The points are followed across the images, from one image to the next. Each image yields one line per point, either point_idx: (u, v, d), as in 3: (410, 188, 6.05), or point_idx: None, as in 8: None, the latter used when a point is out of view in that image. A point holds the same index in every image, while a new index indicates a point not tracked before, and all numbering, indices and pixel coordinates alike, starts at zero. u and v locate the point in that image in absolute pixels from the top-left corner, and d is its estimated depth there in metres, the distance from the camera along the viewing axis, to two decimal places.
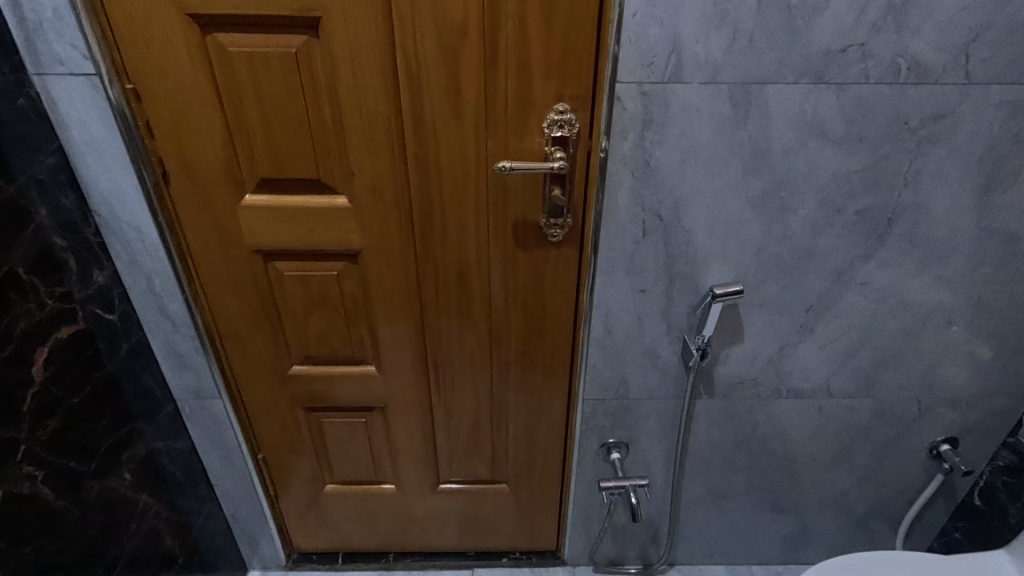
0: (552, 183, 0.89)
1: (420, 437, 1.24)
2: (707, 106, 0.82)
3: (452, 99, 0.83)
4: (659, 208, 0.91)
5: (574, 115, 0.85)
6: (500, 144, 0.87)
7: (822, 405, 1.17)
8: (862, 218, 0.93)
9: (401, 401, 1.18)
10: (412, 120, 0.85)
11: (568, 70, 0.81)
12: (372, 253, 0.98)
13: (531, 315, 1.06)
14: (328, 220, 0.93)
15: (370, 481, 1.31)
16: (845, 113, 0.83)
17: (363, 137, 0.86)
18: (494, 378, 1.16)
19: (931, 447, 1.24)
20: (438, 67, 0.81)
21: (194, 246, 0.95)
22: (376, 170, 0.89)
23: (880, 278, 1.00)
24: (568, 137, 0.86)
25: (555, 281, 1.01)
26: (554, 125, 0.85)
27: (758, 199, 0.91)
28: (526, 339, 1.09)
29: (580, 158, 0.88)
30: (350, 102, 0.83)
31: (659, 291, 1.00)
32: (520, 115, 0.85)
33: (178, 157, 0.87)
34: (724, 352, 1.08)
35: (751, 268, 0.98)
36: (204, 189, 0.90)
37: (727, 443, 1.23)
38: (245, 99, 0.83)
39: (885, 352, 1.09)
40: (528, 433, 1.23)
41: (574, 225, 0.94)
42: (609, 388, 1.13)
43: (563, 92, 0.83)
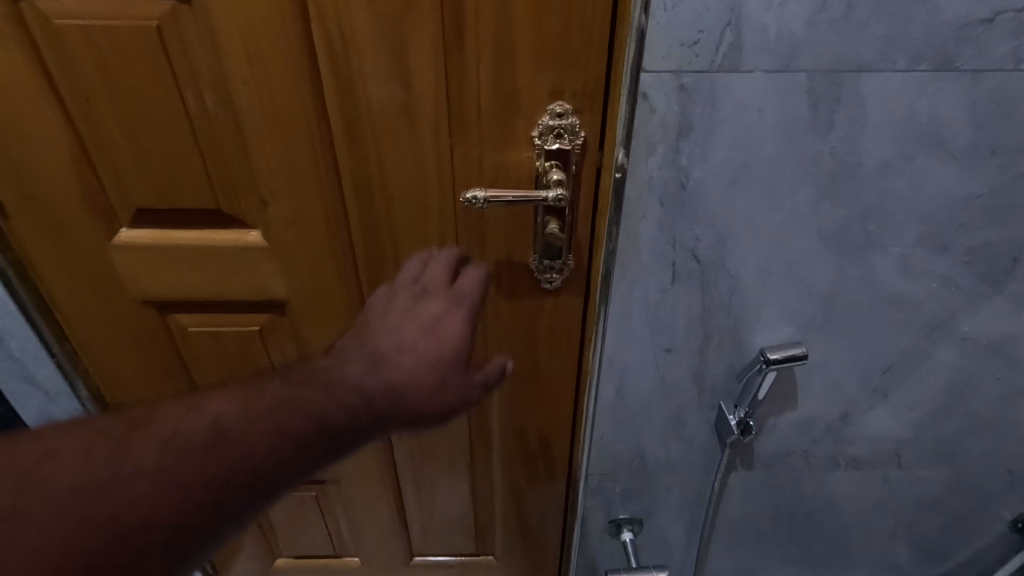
0: (547, 214, 0.63)
1: (384, 511, 1.00)
2: (775, 108, 0.56)
3: (400, 96, 0.57)
4: (695, 246, 0.65)
5: (578, 119, 0.58)
6: (473, 160, 0.61)
7: (887, 476, 0.93)
8: (975, 257, 0.67)
9: (359, 474, 0.94)
10: (345, 127, 0.59)
11: (569, 54, 0.55)
12: (303, 304, 0.72)
13: (521, 375, 0.81)
14: (239, 262, 0.67)
15: (329, 556, 1.08)
16: (976, 116, 0.57)
17: (275, 152, 0.60)
18: (475, 447, 0.91)
19: (1015, 521, 1.00)
20: (376, 50, 0.54)
21: (61, 297, 0.70)
22: (298, 196, 0.63)
23: (986, 331, 0.75)
24: (569, 151, 0.60)
25: (552, 335, 0.76)
26: (548, 135, 0.59)
27: (835, 234, 0.65)
28: (516, 403, 0.84)
29: (585, 180, 0.62)
30: (249, 101, 0.57)
31: (689, 349, 0.75)
32: (500, 120, 0.59)
33: (15, 181, 0.61)
34: (770, 421, 0.84)
35: (815, 321, 0.72)
36: (59, 224, 0.64)
37: (765, 519, 0.99)
38: (95, 101, 0.57)
39: (979, 417, 0.85)
40: (518, 509, 0.99)
41: (576, 267, 0.69)
42: (620, 460, 0.89)
43: (562, 86, 0.57)
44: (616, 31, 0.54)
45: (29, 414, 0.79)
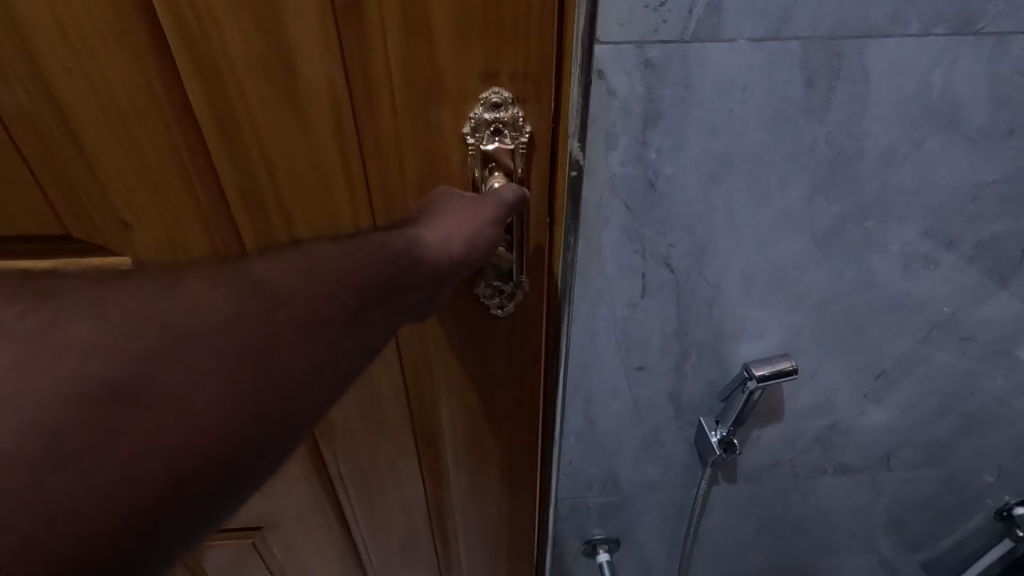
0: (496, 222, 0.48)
1: (336, 557, 0.89)
2: (764, 87, 0.45)
3: (282, 79, 0.43)
4: (669, 254, 0.55)
5: (522, 110, 0.45)
6: (391, 168, 0.48)
7: (875, 479, 0.87)
8: (982, 252, 0.59)
9: (298, 521, 0.82)
10: (221, 130, 0.45)
11: (504, 25, 0.41)
12: None
13: (475, 416, 0.68)
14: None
15: None
16: (997, 90, 0.47)
17: (127, 158, 0.45)
18: (429, 488, 0.79)
19: (1000, 511, 0.96)
20: (243, 22, 0.40)
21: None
22: (168, 212, 0.49)
23: (989, 330, 0.67)
24: (513, 152, 0.46)
25: (509, 371, 0.63)
26: (484, 131, 0.45)
27: (828, 234, 0.55)
28: (476, 450, 0.71)
29: (538, 187, 0.48)
30: (77, 92, 0.42)
31: (665, 367, 0.66)
32: (421, 116, 0.45)
33: None
34: (754, 435, 0.76)
35: (806, 329, 0.63)
36: None
37: (748, 528, 0.93)
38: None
39: (973, 417, 0.78)
40: (486, 550, 0.87)
41: (532, 296, 0.55)
42: (592, 483, 0.80)
43: (499, 69, 0.43)
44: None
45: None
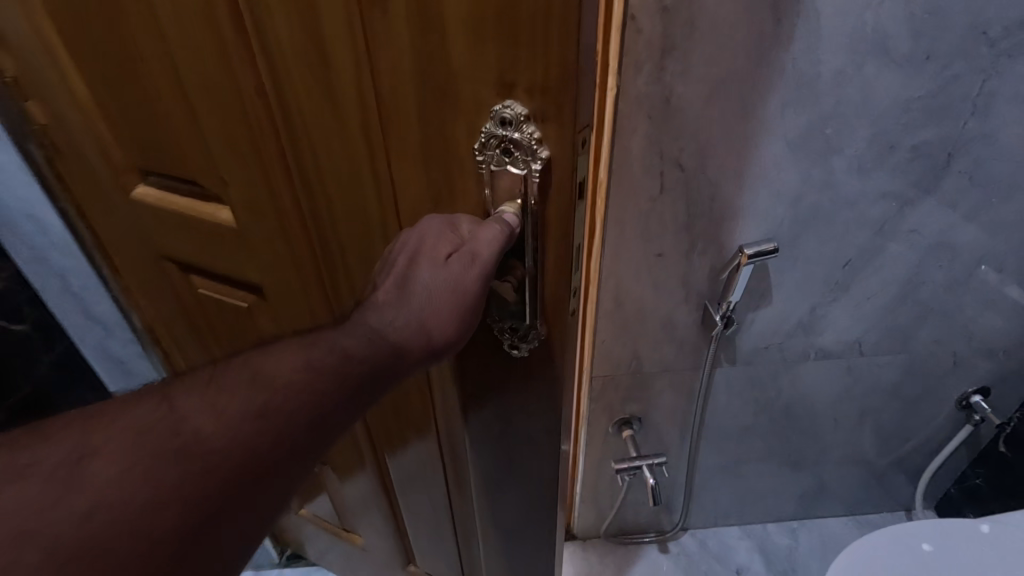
0: (509, 259, 0.52)
1: (378, 509, 1.05)
2: (745, 23, 0.65)
3: (323, 72, 0.47)
4: (680, 156, 0.75)
5: (535, 128, 0.44)
6: (414, 167, 0.50)
7: (851, 365, 1.07)
8: (917, 155, 0.78)
9: (352, 469, 1.00)
10: (284, 112, 0.51)
11: (520, 34, 0.40)
12: (275, 290, 0.70)
13: (491, 442, 0.72)
14: (214, 242, 0.68)
15: (340, 528, 1.19)
16: (913, 25, 0.66)
17: (219, 129, 0.56)
18: (453, 484, 0.87)
19: (960, 399, 1.16)
20: (292, 23, 0.45)
21: (115, 258, 0.77)
22: (246, 178, 0.59)
23: (930, 224, 0.86)
24: (524, 174, 0.46)
25: (520, 408, 0.66)
26: (493, 148, 0.46)
27: (799, 139, 0.75)
28: (486, 466, 0.77)
29: (555, 212, 0.49)
30: (187, 69, 0.53)
31: (678, 254, 0.86)
32: (439, 118, 0.46)
33: (62, 143, 0.67)
34: (750, 317, 0.96)
35: (785, 222, 0.84)
36: (92, 184, 0.70)
37: (747, 411, 1.14)
38: (77, 80, 0.60)
39: (926, 305, 0.98)
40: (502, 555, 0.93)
41: (548, 324, 0.57)
42: (621, 363, 1.01)
43: (514, 78, 0.43)
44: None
45: (105, 370, 0.92)
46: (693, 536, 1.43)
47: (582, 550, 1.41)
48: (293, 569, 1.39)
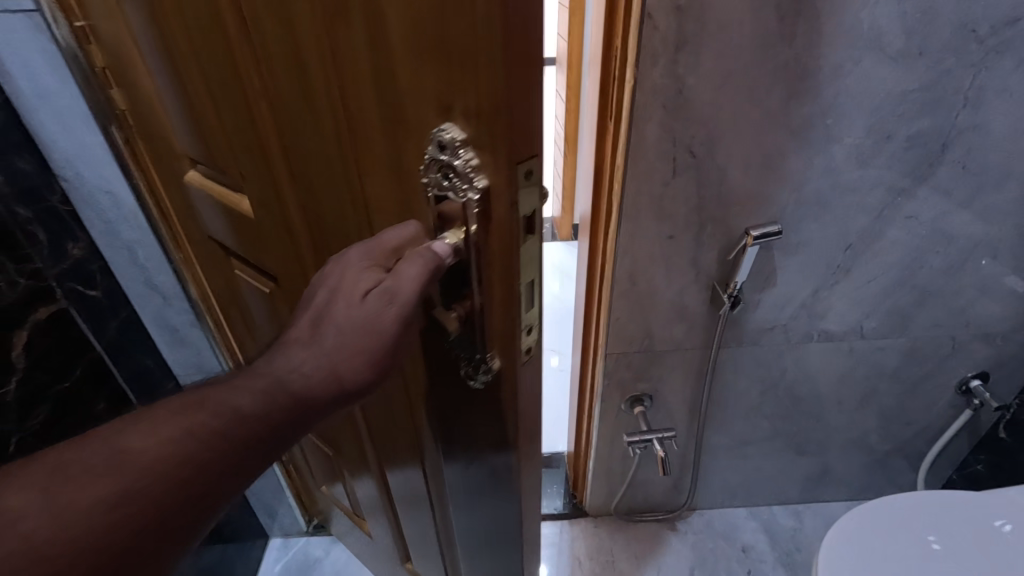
0: (455, 285, 0.51)
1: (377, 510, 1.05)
2: (751, 21, 0.72)
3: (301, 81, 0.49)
4: (691, 143, 0.82)
5: (473, 154, 0.43)
6: (383, 179, 0.50)
7: (852, 347, 1.13)
8: (913, 144, 0.85)
9: (352, 468, 1.01)
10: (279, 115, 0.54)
11: (453, 56, 0.39)
12: (286, 284, 0.73)
13: (463, 465, 0.70)
14: (242, 231, 0.73)
15: (353, 513, 1.22)
16: (907, 23, 0.73)
17: (233, 129, 0.60)
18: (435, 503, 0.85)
19: (960, 384, 1.21)
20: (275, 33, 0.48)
21: (179, 231, 0.87)
22: (255, 176, 0.63)
23: (926, 210, 0.92)
24: (461, 201, 0.45)
25: (483, 439, 0.63)
26: (434, 171, 0.45)
27: (802, 127, 0.81)
28: (466, 487, 0.74)
29: (497, 243, 0.47)
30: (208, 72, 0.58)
31: (689, 236, 0.93)
32: (395, 133, 0.46)
33: (140, 126, 0.76)
34: (756, 297, 1.03)
35: (789, 206, 0.90)
36: (162, 164, 0.78)
37: (753, 390, 1.20)
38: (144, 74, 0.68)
39: (925, 289, 1.03)
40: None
41: (499, 360, 0.54)
42: (634, 341, 1.08)
43: (452, 101, 0.41)
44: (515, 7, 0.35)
45: (162, 339, 1.00)
46: (700, 516, 1.49)
47: (593, 526, 1.47)
48: (319, 539, 1.46)
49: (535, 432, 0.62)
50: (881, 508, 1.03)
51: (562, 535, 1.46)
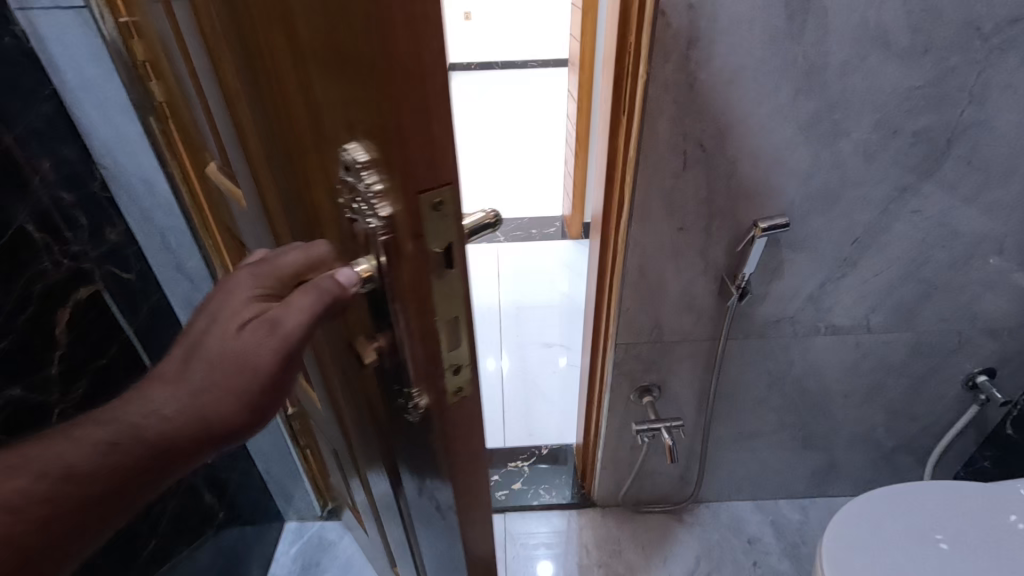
0: (377, 316, 0.49)
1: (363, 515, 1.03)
2: (760, 19, 0.74)
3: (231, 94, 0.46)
4: (701, 137, 0.85)
5: (377, 179, 0.39)
6: (319, 199, 0.47)
7: (859, 340, 1.15)
8: (919, 140, 0.87)
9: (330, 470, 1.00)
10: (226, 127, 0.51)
11: (349, 72, 0.36)
12: None
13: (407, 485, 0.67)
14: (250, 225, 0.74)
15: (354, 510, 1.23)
16: (912, 20, 0.75)
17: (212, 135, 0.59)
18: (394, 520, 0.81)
19: (967, 379, 1.22)
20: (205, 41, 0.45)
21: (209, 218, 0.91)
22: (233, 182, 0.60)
23: (932, 205, 0.94)
24: (368, 232, 0.42)
25: (422, 461, 0.61)
26: (346, 194, 0.42)
27: (809, 122, 0.84)
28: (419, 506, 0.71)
29: (411, 279, 0.44)
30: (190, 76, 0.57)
31: (698, 228, 0.96)
32: (316, 151, 0.43)
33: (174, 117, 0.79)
34: (763, 289, 1.05)
35: (796, 199, 0.92)
36: (193, 154, 0.82)
37: (761, 382, 1.22)
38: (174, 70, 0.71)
39: (930, 283, 1.05)
40: None
41: (425, 393, 0.52)
42: (643, 331, 1.11)
43: (354, 120, 0.38)
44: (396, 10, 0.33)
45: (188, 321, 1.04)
46: (707, 508, 1.51)
47: (601, 515, 1.50)
48: (333, 524, 1.50)
49: (474, 454, 0.61)
50: (880, 497, 1.05)
51: (570, 524, 1.48)
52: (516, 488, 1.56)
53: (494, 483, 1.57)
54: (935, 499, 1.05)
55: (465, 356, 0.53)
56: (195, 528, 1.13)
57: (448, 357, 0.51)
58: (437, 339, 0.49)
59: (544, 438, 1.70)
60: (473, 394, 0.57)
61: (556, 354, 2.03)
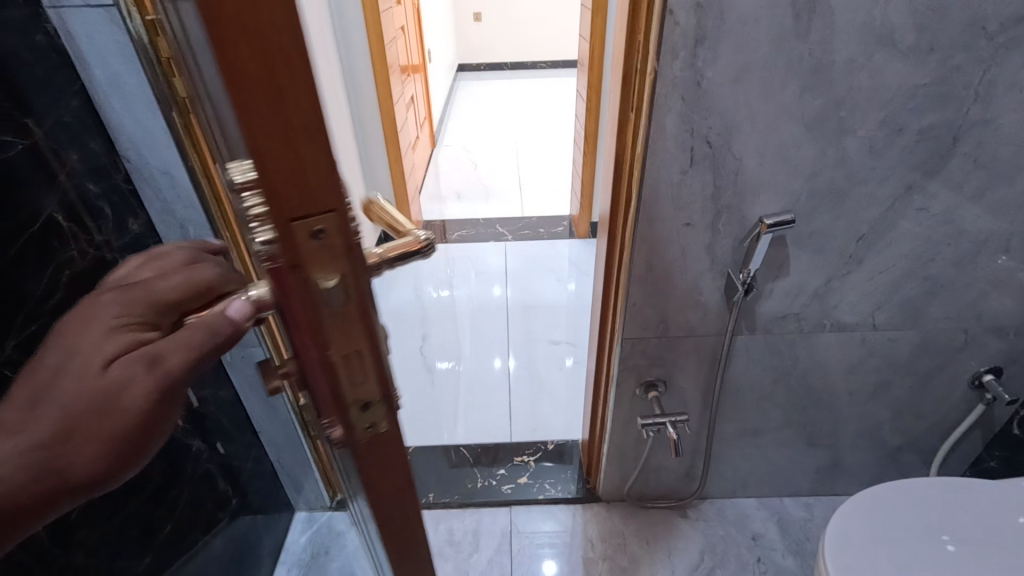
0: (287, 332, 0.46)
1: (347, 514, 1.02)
2: (766, 18, 0.76)
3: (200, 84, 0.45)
4: (708, 133, 0.86)
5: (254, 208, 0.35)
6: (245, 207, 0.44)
7: (864, 338, 1.15)
8: (924, 138, 0.88)
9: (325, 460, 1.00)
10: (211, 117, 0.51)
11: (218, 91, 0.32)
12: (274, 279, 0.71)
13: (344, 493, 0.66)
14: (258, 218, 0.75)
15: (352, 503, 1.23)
16: (917, 19, 0.77)
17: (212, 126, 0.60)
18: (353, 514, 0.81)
19: (973, 378, 1.23)
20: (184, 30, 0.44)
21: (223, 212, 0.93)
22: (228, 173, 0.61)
23: (938, 203, 0.95)
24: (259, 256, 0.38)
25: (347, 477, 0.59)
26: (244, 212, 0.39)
27: (815, 119, 0.85)
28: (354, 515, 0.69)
29: (299, 310, 0.40)
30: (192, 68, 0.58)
31: (704, 224, 0.97)
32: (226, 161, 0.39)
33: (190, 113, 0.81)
34: (769, 286, 1.06)
35: (802, 196, 0.94)
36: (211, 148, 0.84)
37: (766, 379, 1.23)
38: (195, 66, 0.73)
39: (936, 281, 1.06)
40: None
41: (331, 419, 0.49)
42: (649, 326, 1.12)
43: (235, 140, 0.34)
44: (236, 33, 0.28)
45: None
46: (711, 504, 1.52)
47: (606, 510, 1.51)
48: (342, 514, 1.53)
49: (397, 483, 0.57)
50: (882, 494, 1.06)
51: (575, 518, 1.50)
52: (522, 482, 1.58)
53: (500, 477, 1.59)
54: (936, 496, 1.05)
55: (374, 392, 0.49)
56: (209, 513, 1.16)
57: (355, 391, 0.48)
58: (342, 372, 0.45)
59: (550, 434, 1.72)
60: (392, 429, 0.53)
61: (563, 352, 2.05)
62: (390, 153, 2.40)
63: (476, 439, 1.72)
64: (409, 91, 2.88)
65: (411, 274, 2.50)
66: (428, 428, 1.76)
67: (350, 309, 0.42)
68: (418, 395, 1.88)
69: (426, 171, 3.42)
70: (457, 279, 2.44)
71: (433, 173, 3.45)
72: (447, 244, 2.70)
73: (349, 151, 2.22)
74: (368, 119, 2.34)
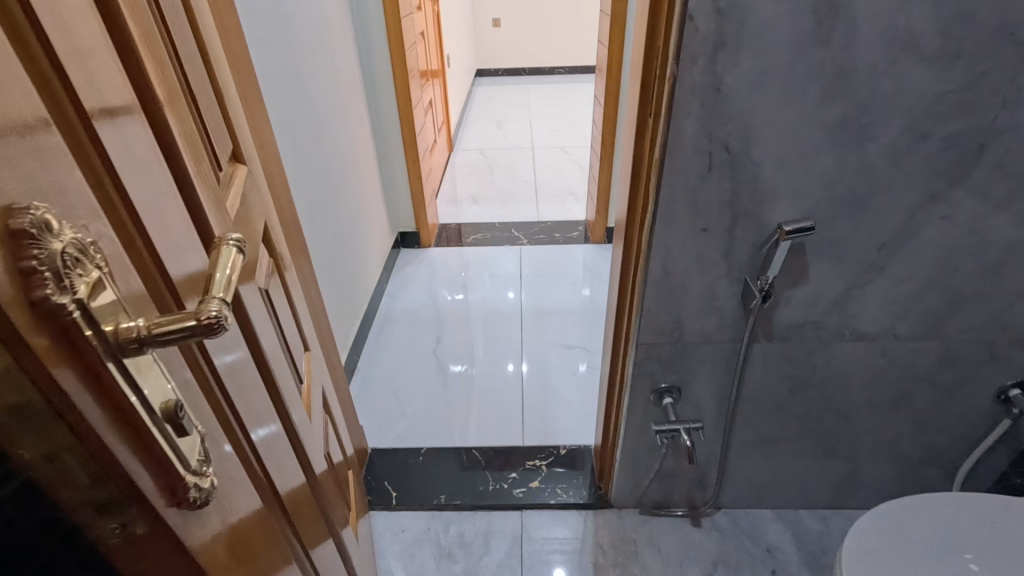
0: None
1: None
2: (788, 23, 0.76)
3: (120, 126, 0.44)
4: (727, 139, 0.86)
5: None
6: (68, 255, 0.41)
7: (885, 348, 1.13)
8: (949, 145, 0.86)
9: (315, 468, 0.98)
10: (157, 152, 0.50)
11: None
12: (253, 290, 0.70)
13: None
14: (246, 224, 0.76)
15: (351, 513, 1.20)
16: (943, 26, 0.76)
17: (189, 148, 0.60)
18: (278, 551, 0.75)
19: (999, 392, 1.20)
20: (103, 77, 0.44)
21: None
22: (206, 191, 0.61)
23: (963, 212, 0.93)
24: None
25: None
26: None
27: (836, 126, 0.84)
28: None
29: None
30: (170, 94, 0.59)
31: (722, 230, 0.97)
32: None
33: None
34: (787, 293, 1.05)
35: (823, 203, 0.93)
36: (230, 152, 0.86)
37: (782, 387, 1.21)
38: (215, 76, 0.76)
39: (960, 291, 1.04)
40: None
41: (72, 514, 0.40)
42: (664, 332, 1.11)
43: None
44: None
45: None
46: (725, 514, 1.50)
47: (617, 517, 1.51)
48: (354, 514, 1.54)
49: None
50: (903, 507, 1.04)
51: (586, 524, 1.49)
52: (534, 486, 1.57)
53: (512, 480, 1.59)
54: (964, 511, 1.02)
55: (115, 499, 0.38)
56: None
57: (86, 497, 0.37)
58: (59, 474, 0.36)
59: (562, 439, 1.71)
60: (158, 538, 0.41)
61: (576, 357, 2.04)
62: (407, 156, 2.42)
63: (489, 442, 1.72)
64: (428, 95, 2.91)
65: (426, 276, 2.52)
66: (441, 430, 1.77)
67: (37, 407, 0.32)
68: (431, 398, 1.89)
69: (443, 175, 3.45)
70: (471, 282, 2.45)
71: (450, 176, 3.48)
72: (463, 247, 2.71)
73: (368, 155, 2.25)
74: (387, 123, 2.36)
